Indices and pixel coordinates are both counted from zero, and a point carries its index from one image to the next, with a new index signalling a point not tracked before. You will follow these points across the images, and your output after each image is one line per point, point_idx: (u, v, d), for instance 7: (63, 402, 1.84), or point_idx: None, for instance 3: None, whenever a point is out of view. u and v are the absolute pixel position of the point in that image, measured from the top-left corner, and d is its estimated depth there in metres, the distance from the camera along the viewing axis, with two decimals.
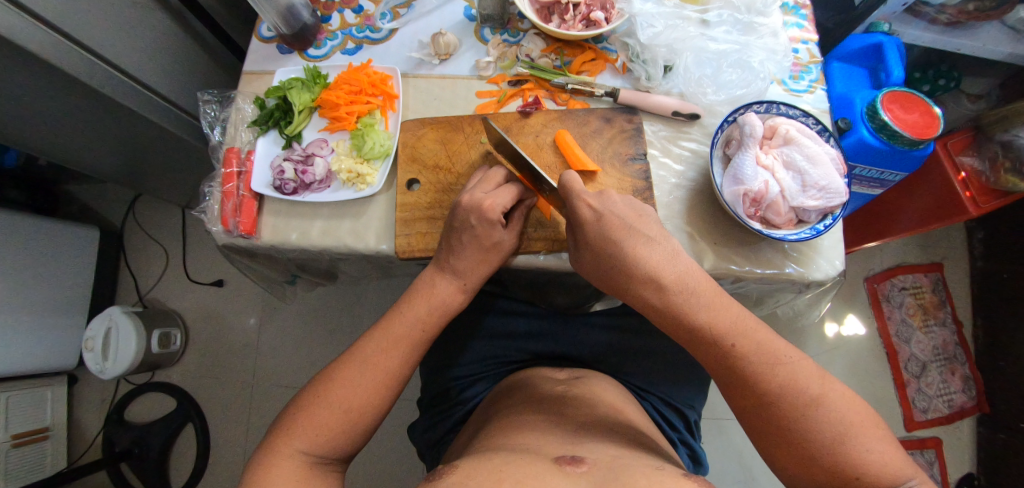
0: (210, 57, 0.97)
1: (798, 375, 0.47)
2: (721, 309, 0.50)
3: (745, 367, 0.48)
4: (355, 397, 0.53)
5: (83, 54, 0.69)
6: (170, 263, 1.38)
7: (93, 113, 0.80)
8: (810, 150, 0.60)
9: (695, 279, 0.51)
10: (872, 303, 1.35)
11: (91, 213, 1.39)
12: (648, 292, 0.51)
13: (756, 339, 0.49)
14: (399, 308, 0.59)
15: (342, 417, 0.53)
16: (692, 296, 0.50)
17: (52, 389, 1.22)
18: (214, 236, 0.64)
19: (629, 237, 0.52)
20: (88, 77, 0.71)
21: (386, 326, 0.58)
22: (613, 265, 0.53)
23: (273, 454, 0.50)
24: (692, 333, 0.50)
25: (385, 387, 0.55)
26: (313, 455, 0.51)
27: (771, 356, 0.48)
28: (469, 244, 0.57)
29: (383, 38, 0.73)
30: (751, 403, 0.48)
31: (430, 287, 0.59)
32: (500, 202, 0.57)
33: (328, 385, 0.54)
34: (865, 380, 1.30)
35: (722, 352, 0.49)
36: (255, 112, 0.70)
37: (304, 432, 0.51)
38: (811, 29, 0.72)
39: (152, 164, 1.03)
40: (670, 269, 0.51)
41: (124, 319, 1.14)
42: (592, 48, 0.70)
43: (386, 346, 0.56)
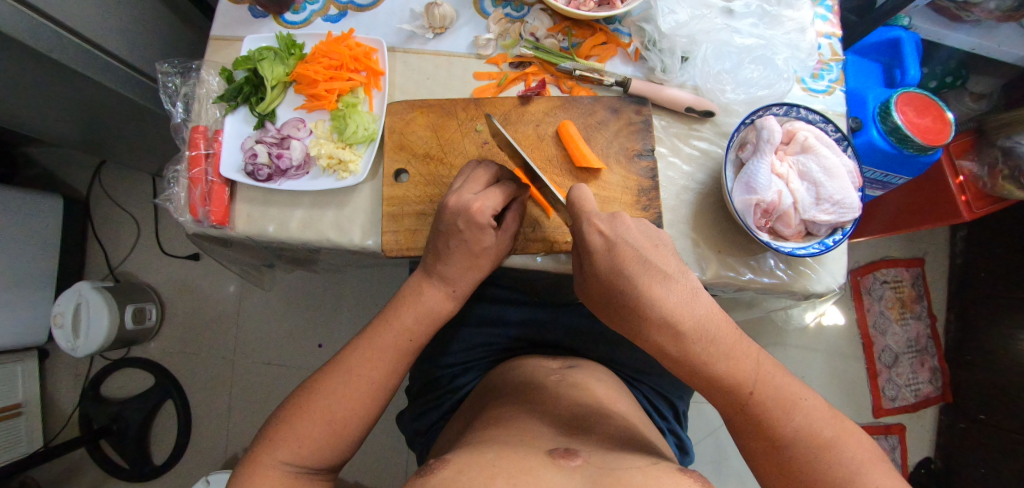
0: (174, 13, 0.87)
1: (813, 419, 0.46)
2: (739, 355, 0.47)
3: (763, 413, 0.46)
4: (341, 406, 0.50)
5: (22, 10, 0.60)
6: (142, 234, 1.29)
7: (39, 77, 0.70)
8: (828, 161, 0.57)
9: (715, 325, 0.47)
10: (853, 295, 1.37)
11: (53, 179, 1.29)
12: (662, 339, 0.47)
13: (773, 384, 0.47)
14: (386, 314, 0.55)
15: (328, 427, 0.49)
16: (711, 344, 0.46)
17: (22, 365, 1.16)
18: (184, 225, 0.59)
19: (645, 273, 0.47)
20: (28, 38, 0.62)
21: (372, 335, 0.54)
22: (624, 305, 0.48)
23: (255, 467, 0.47)
24: (706, 380, 0.47)
25: (373, 395, 0.52)
26: (299, 467, 0.48)
27: (788, 401, 0.46)
28: (458, 249, 0.53)
29: (370, 5, 0.65)
30: (766, 446, 0.46)
31: (419, 293, 0.55)
32: (489, 206, 0.51)
33: (311, 396, 0.50)
34: (840, 369, 1.34)
35: (737, 398, 0.47)
36: (222, 86, 0.62)
37: (288, 443, 0.48)
38: (836, 23, 0.68)
39: (111, 130, 0.95)
40: (690, 314, 0.46)
41: (94, 294, 1.09)
42: (603, 29, 0.64)
43: (374, 353, 0.53)
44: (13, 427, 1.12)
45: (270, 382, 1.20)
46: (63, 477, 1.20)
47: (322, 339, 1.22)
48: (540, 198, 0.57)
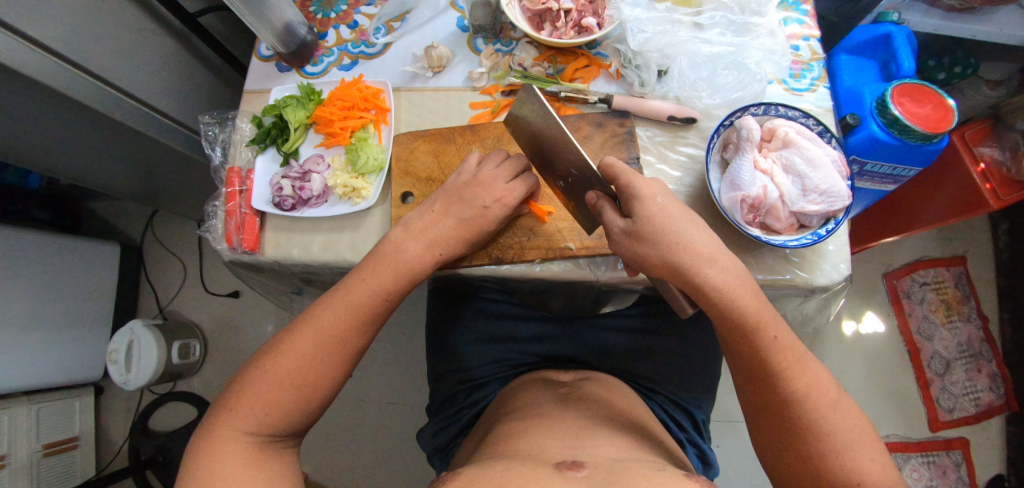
0: (208, 70, 1.02)
1: (822, 379, 0.51)
2: (766, 305, 0.53)
3: (781, 365, 0.51)
4: (309, 373, 0.53)
5: (79, 73, 0.73)
6: (188, 275, 1.42)
7: (99, 132, 0.84)
8: (810, 153, 0.59)
9: (746, 275, 0.54)
10: (892, 299, 1.31)
11: (112, 228, 1.45)
12: (710, 274, 0.52)
13: (793, 339, 0.53)
14: (363, 270, 0.57)
15: (294, 393, 0.53)
16: (745, 295, 0.52)
17: (79, 400, 1.27)
18: (221, 253, 0.66)
19: (692, 223, 0.53)
20: (83, 97, 0.74)
21: (345, 291, 0.56)
22: (663, 246, 0.52)
23: (216, 438, 0.50)
24: (739, 320, 0.52)
25: (339, 359, 0.55)
26: (259, 436, 0.51)
27: (802, 357, 0.52)
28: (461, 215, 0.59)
29: (378, 52, 0.73)
30: (780, 399, 0.51)
31: (394, 246, 0.58)
32: (501, 188, 0.59)
33: (278, 357, 0.53)
34: (885, 379, 1.27)
35: (764, 340, 0.52)
36: (253, 131, 0.71)
37: (250, 415, 0.51)
38: (812, 25, 0.72)
39: (160, 177, 1.08)
40: (727, 256, 0.53)
41: (145, 332, 1.19)
42: (585, 54, 0.69)
43: (340, 313, 0.55)
44: (70, 457, 1.22)
45: None
46: None
47: None
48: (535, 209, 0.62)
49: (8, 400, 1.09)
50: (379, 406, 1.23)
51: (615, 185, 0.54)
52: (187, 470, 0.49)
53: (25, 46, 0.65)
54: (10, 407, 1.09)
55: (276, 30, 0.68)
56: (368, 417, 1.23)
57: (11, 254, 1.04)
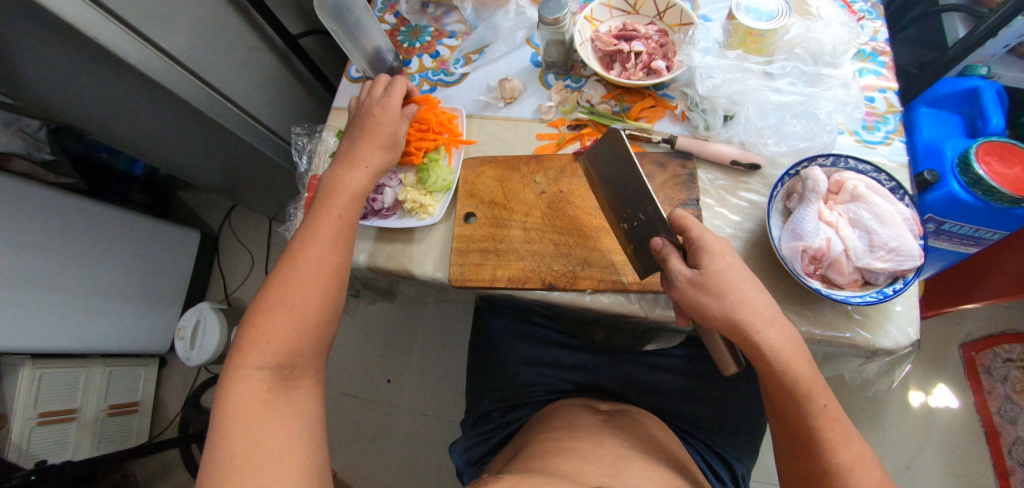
0: (300, 85, 1.13)
1: (866, 457, 0.51)
2: (817, 372, 0.52)
3: (826, 437, 0.51)
4: (299, 300, 0.56)
5: (195, 81, 0.84)
6: (255, 267, 1.54)
7: (201, 131, 0.95)
8: (880, 208, 0.58)
9: (798, 339, 0.53)
10: (968, 372, 1.23)
11: (195, 218, 1.60)
12: (767, 335, 0.51)
13: (840, 411, 0.52)
14: (325, 203, 0.62)
15: (291, 320, 0.56)
16: (783, 340, 0.52)
17: (145, 369, 1.39)
18: None
19: (755, 282, 0.54)
20: (195, 100, 0.85)
21: (316, 228, 0.60)
22: (724, 306, 0.52)
23: (233, 377, 0.53)
24: (789, 385, 0.51)
25: (325, 283, 0.58)
26: (269, 368, 0.54)
27: (849, 431, 0.51)
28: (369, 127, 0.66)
29: (455, 81, 0.79)
30: (821, 470, 0.51)
31: (337, 182, 0.63)
32: (389, 102, 0.68)
33: (273, 297, 0.56)
34: (955, 461, 1.16)
35: (813, 410, 0.51)
36: (336, 144, 0.78)
37: (257, 351, 0.54)
38: (890, 77, 0.71)
39: (243, 176, 1.19)
40: (784, 321, 0.53)
41: (211, 313, 1.29)
42: (652, 95, 0.72)
43: (316, 239, 0.59)
44: (129, 420, 1.33)
45: (344, 411, 1.29)
46: (159, 473, 1.38)
47: (391, 374, 1.31)
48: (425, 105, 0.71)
49: (86, 359, 1.21)
50: (412, 415, 1.27)
51: (685, 238, 0.56)
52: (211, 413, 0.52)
53: (156, 55, 0.77)
54: (86, 366, 1.20)
55: (367, 55, 0.76)
56: (400, 424, 1.26)
57: (111, 230, 1.18)
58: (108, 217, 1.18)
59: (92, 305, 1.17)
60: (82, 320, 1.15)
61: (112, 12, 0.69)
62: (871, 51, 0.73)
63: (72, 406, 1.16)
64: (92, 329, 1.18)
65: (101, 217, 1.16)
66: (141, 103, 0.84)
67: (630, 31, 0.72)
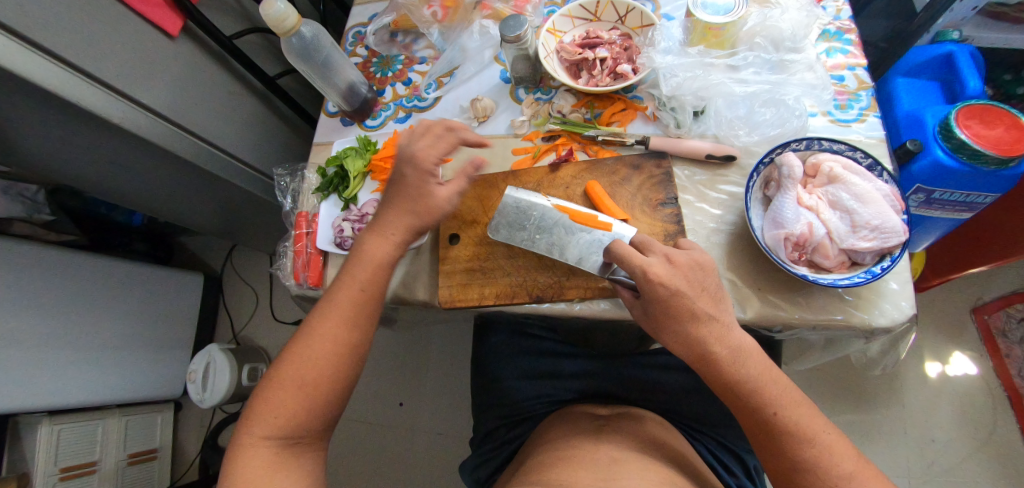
0: (283, 122, 1.16)
1: (835, 451, 0.48)
2: (768, 381, 0.52)
3: (783, 437, 0.50)
4: (309, 372, 0.56)
5: (181, 133, 0.86)
6: (260, 304, 1.55)
7: (191, 178, 0.97)
8: (858, 188, 0.58)
9: (748, 353, 0.52)
10: (984, 338, 1.20)
11: (198, 260, 1.63)
12: (743, 365, 0.52)
13: (800, 413, 0.50)
14: (346, 273, 0.61)
15: (300, 394, 0.56)
16: (745, 366, 0.52)
17: (161, 415, 1.41)
18: (289, 289, 0.74)
19: (696, 306, 0.53)
20: (181, 150, 0.87)
21: (329, 298, 0.60)
22: (674, 340, 0.54)
23: (243, 445, 0.55)
24: (735, 393, 0.52)
25: (336, 358, 0.57)
26: (277, 439, 0.55)
27: (810, 432, 0.49)
28: (405, 194, 0.63)
29: (429, 105, 0.80)
30: (784, 466, 0.50)
31: (362, 246, 0.62)
32: (434, 158, 0.63)
33: (282, 365, 0.57)
34: (981, 429, 1.14)
35: (762, 417, 0.51)
36: (318, 180, 0.79)
37: (264, 420, 0.55)
38: (857, 54, 0.71)
39: (238, 216, 1.21)
40: (725, 341, 0.52)
41: (220, 354, 1.30)
42: (621, 98, 0.72)
43: (329, 314, 0.59)
44: (150, 467, 1.34)
45: (360, 439, 1.30)
46: None
47: (402, 397, 1.32)
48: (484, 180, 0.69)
49: (102, 411, 1.23)
50: (427, 436, 1.27)
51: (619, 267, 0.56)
52: (221, 480, 0.54)
53: (140, 111, 0.79)
54: (102, 417, 1.22)
55: (341, 91, 0.77)
56: (417, 446, 1.26)
57: (114, 282, 1.21)
58: (111, 269, 1.20)
59: (104, 357, 1.18)
60: (95, 374, 1.16)
61: (93, 76, 0.71)
62: (836, 30, 0.73)
63: (91, 459, 1.17)
64: (107, 381, 1.20)
65: (104, 270, 1.18)
66: (130, 159, 0.86)
67: (593, 38, 0.73)
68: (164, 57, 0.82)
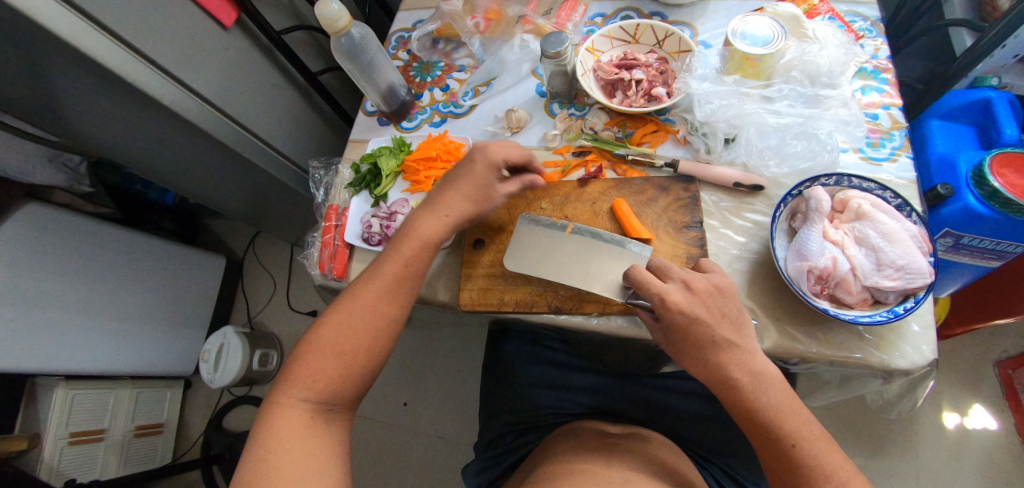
0: (319, 118, 1.20)
1: (852, 486, 0.50)
2: (790, 412, 0.53)
3: (801, 469, 0.51)
4: (346, 342, 0.58)
5: (224, 119, 0.90)
6: (277, 292, 1.59)
7: (226, 164, 1.01)
8: (886, 226, 0.58)
9: (771, 381, 0.53)
10: (1006, 394, 1.17)
11: (221, 244, 1.67)
12: (754, 393, 0.53)
13: (819, 446, 0.52)
14: (389, 249, 0.63)
15: (340, 361, 0.58)
16: (766, 395, 0.53)
17: (171, 390, 1.45)
18: (314, 278, 0.76)
19: (716, 332, 0.54)
20: (223, 136, 0.91)
21: (374, 272, 0.62)
22: (696, 365, 0.55)
23: (277, 406, 0.56)
24: (756, 424, 0.54)
25: (372, 332, 0.59)
26: (312, 402, 0.56)
27: (829, 464, 0.51)
28: (462, 179, 0.65)
29: (464, 113, 0.83)
30: None
31: (414, 224, 0.64)
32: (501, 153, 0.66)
33: (320, 333, 0.59)
34: (996, 486, 1.10)
35: (781, 447, 0.52)
36: (350, 175, 0.82)
37: (303, 381, 0.57)
38: (894, 94, 0.71)
39: (265, 205, 1.25)
40: (747, 369, 0.53)
41: (234, 337, 1.33)
42: (654, 120, 0.74)
43: (371, 285, 0.61)
44: (154, 441, 1.37)
45: (363, 435, 1.31)
46: None
47: (407, 397, 1.33)
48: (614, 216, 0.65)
49: (117, 381, 1.27)
50: (427, 437, 1.28)
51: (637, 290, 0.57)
52: (253, 436, 0.55)
53: (188, 96, 0.83)
54: (116, 387, 1.26)
55: (381, 91, 0.80)
56: (417, 446, 1.27)
57: (143, 256, 1.25)
58: (140, 243, 1.25)
59: (125, 328, 1.23)
60: (116, 343, 1.20)
61: (152, 59, 0.75)
62: (873, 69, 0.74)
63: (101, 426, 1.21)
64: (126, 351, 1.24)
65: (134, 244, 1.23)
66: (172, 141, 0.90)
67: (630, 60, 0.75)
68: (217, 47, 0.86)
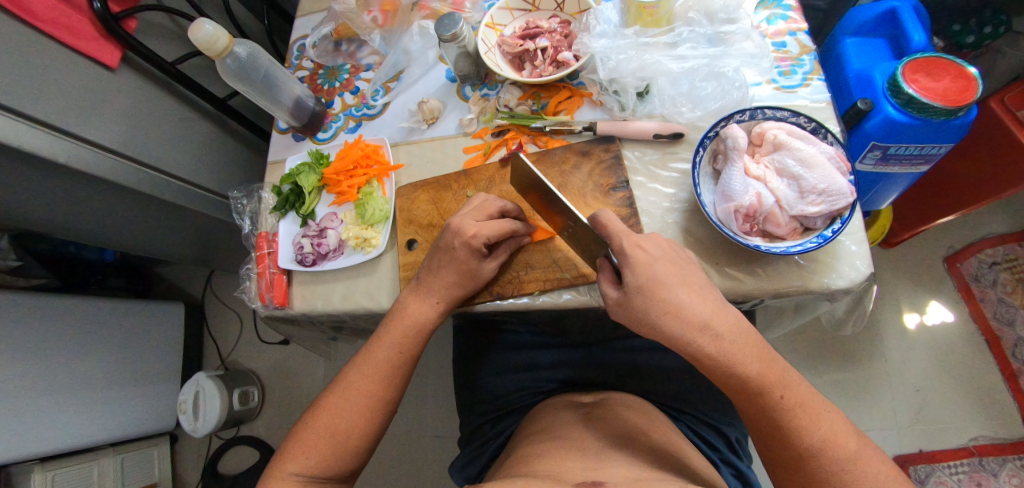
0: (242, 142, 1.14)
1: (839, 430, 0.47)
2: (770, 364, 0.50)
3: (790, 420, 0.48)
4: (342, 420, 0.56)
5: (134, 165, 0.84)
6: (244, 326, 1.54)
7: (151, 209, 0.95)
8: (803, 153, 0.58)
9: (744, 331, 0.50)
10: (959, 286, 1.22)
11: (177, 290, 1.61)
12: (701, 343, 0.49)
13: (801, 394, 0.49)
14: (380, 332, 0.61)
15: (331, 437, 0.55)
16: (744, 345, 0.50)
17: (157, 448, 1.39)
18: (256, 311, 0.73)
19: (685, 283, 0.51)
20: (138, 183, 0.85)
21: (368, 352, 0.60)
22: (663, 314, 0.50)
23: (271, 476, 0.54)
24: (738, 383, 0.50)
25: (371, 407, 0.57)
26: (304, 476, 0.54)
27: (813, 410, 0.48)
28: (448, 266, 0.60)
29: (378, 112, 0.79)
30: (791, 456, 0.48)
31: (403, 306, 0.62)
32: (472, 224, 0.59)
33: (317, 410, 0.57)
34: (962, 373, 1.16)
35: (769, 403, 0.49)
36: (273, 199, 0.78)
37: (296, 455, 0.54)
38: (797, 19, 0.71)
39: (208, 242, 1.20)
40: (723, 318, 0.50)
41: (208, 382, 1.29)
42: (566, 86, 0.72)
43: (364, 369, 0.59)
44: None
45: None
46: None
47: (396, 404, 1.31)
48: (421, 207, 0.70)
49: (96, 451, 1.21)
50: (424, 439, 1.27)
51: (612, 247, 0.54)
52: None
53: (86, 147, 0.76)
54: (96, 457, 1.21)
55: (288, 107, 0.76)
56: (415, 450, 1.27)
57: (92, 320, 1.19)
58: (90, 308, 1.18)
59: (90, 398, 1.17)
60: (83, 415, 1.15)
61: (34, 117, 0.69)
62: None
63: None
64: (98, 421, 1.18)
65: (82, 310, 1.16)
66: (85, 197, 0.84)
67: (534, 28, 0.73)
68: (107, 91, 0.80)
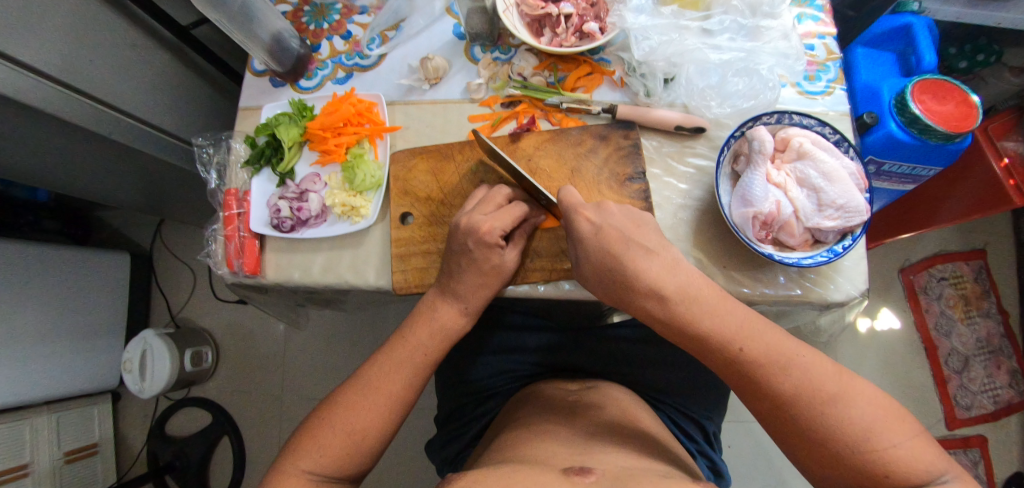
0: (205, 78, 1.00)
1: (812, 373, 0.44)
2: (725, 315, 0.47)
3: (755, 372, 0.46)
4: (358, 419, 0.53)
5: (76, 97, 0.72)
6: (198, 282, 1.42)
7: (97, 147, 0.83)
8: (826, 165, 0.56)
9: (697, 287, 0.49)
10: (908, 295, 1.29)
11: (120, 237, 1.45)
12: (653, 305, 0.49)
13: (766, 341, 0.46)
14: (403, 331, 0.59)
15: (351, 439, 0.52)
16: (694, 303, 0.48)
17: (98, 407, 1.28)
18: (222, 277, 0.65)
19: (626, 247, 0.51)
20: (79, 118, 0.73)
21: (389, 350, 0.58)
22: (612, 278, 0.51)
23: (283, 473, 0.50)
24: (699, 344, 0.48)
25: (390, 408, 0.55)
26: (319, 476, 0.51)
27: (781, 358, 0.45)
28: (468, 269, 0.56)
29: (373, 64, 0.71)
30: (771, 407, 0.45)
31: (432, 310, 0.59)
32: (483, 218, 0.56)
33: (333, 408, 0.54)
34: (903, 377, 1.25)
35: (731, 360, 0.47)
36: (246, 150, 0.69)
37: (310, 454, 0.51)
38: (828, 22, 0.69)
39: (162, 189, 1.07)
40: (670, 278, 0.49)
41: (157, 340, 1.19)
42: (587, 61, 0.67)
43: (384, 366, 0.57)
44: (92, 463, 1.23)
45: None
46: None
47: None
48: (418, 181, 0.64)
49: (26, 410, 1.10)
50: None
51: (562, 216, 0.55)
52: None
53: (17, 71, 0.64)
54: (28, 416, 1.09)
55: (268, 46, 0.65)
56: None
57: (24, 268, 1.05)
58: (19, 254, 1.04)
59: (20, 352, 1.04)
60: (10, 372, 1.02)
61: None
62: None
63: (22, 461, 1.06)
64: (25, 381, 1.06)
65: (9, 255, 1.02)
66: (17, 128, 0.71)
67: None
68: (44, 4, 0.66)
